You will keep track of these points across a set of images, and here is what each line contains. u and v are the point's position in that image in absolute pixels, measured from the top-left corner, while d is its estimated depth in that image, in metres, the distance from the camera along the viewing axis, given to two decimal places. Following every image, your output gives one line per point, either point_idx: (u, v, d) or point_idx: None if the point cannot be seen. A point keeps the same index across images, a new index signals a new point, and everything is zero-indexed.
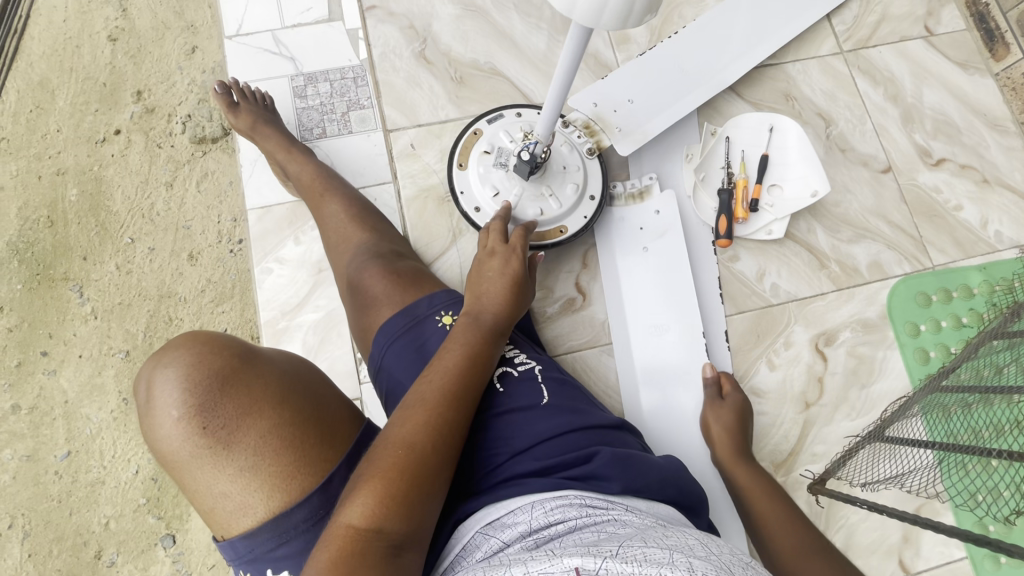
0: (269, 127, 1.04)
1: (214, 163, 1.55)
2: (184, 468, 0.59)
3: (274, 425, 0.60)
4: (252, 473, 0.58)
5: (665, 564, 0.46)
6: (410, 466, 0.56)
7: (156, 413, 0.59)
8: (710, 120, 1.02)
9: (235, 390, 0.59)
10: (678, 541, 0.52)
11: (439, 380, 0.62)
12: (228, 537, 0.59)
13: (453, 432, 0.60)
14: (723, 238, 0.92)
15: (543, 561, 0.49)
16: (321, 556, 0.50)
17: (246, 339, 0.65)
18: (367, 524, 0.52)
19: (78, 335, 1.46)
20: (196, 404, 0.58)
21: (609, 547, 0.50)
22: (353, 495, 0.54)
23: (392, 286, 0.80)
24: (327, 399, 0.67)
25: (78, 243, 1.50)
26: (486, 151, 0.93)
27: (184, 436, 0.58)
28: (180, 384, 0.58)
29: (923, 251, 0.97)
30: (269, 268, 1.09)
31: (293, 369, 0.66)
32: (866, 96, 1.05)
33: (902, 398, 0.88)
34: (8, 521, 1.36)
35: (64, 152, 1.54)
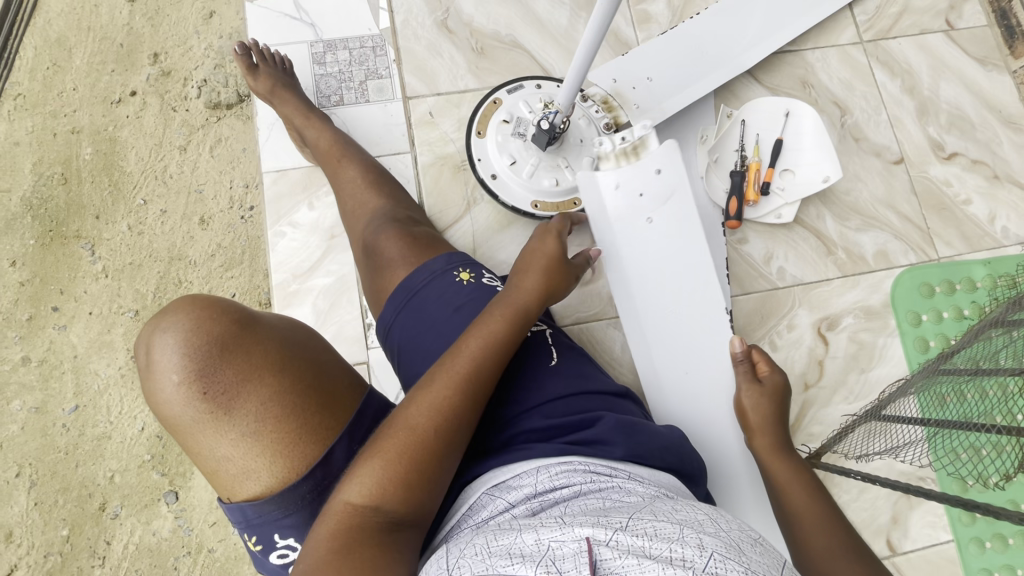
0: (288, 91, 1.05)
1: (228, 129, 1.56)
2: (185, 434, 0.57)
3: (276, 394, 0.58)
4: (254, 440, 0.57)
5: (676, 540, 0.49)
6: (411, 451, 0.59)
7: (154, 376, 0.56)
8: (727, 103, 1.03)
9: (235, 356, 0.57)
10: (687, 515, 0.55)
11: (455, 368, 0.64)
12: (233, 499, 0.59)
13: (460, 420, 0.62)
14: (732, 220, 0.94)
15: (554, 528, 0.51)
16: (322, 526, 0.56)
17: (244, 302, 0.62)
18: (366, 502, 0.57)
19: (88, 292, 1.48)
20: (196, 369, 0.56)
21: (618, 517, 0.52)
22: (357, 473, 0.58)
23: (407, 249, 0.81)
24: (330, 364, 0.64)
25: (92, 202, 1.52)
26: (505, 121, 0.97)
27: (184, 402, 0.56)
28: (180, 348, 0.56)
29: (929, 243, 0.98)
30: (283, 231, 1.10)
31: (294, 333, 0.63)
32: (883, 87, 1.05)
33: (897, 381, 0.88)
34: (15, 470, 1.39)
35: (80, 111, 1.55)
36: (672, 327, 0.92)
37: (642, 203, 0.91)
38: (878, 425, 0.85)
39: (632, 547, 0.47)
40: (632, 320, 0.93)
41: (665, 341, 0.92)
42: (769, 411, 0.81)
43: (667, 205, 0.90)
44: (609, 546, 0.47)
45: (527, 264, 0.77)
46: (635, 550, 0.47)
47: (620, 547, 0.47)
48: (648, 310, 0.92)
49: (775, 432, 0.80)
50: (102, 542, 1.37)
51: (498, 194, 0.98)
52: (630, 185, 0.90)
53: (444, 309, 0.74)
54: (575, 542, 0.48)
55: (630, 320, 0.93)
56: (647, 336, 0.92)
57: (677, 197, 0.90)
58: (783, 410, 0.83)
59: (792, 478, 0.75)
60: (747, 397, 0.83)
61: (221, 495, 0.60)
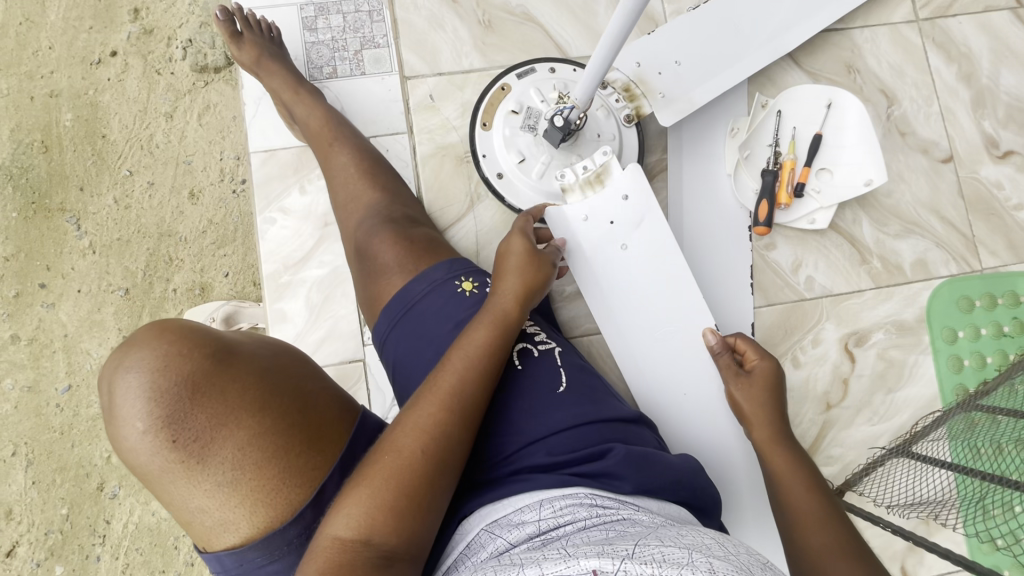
0: (276, 63, 0.95)
1: (217, 95, 1.46)
2: (154, 483, 0.53)
3: (255, 435, 0.55)
4: (230, 488, 0.53)
5: (685, 565, 0.42)
6: (403, 477, 0.55)
7: (117, 423, 0.52)
8: (761, 90, 0.95)
9: (209, 400, 0.53)
10: (694, 540, 0.48)
11: (442, 389, 0.60)
12: (210, 549, 0.55)
13: (454, 442, 0.58)
14: (761, 226, 0.85)
15: (557, 562, 0.45)
16: (309, 565, 0.51)
17: (218, 332, 0.58)
18: (356, 536, 0.52)
19: (76, 269, 1.42)
20: (164, 415, 0.52)
21: (624, 547, 0.46)
22: (345, 504, 0.53)
23: (404, 255, 0.74)
24: (316, 395, 0.62)
25: (75, 172, 1.43)
26: (513, 111, 0.89)
27: (151, 449, 0.52)
28: (144, 391, 0.52)
29: (973, 252, 0.93)
30: (273, 218, 1.03)
31: (272, 367, 0.60)
32: (937, 74, 0.96)
33: (936, 413, 0.87)
34: (11, 448, 1.38)
35: (57, 72, 1.44)
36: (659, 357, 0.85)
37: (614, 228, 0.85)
38: (910, 464, 0.82)
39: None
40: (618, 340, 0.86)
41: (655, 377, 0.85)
42: (767, 400, 0.75)
43: (641, 228, 0.85)
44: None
45: (501, 268, 0.71)
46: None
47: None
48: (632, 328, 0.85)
49: (774, 419, 0.74)
50: (101, 521, 1.37)
51: (505, 195, 0.91)
52: (600, 213, 0.85)
53: (442, 325, 0.68)
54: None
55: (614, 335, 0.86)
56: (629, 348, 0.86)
57: (650, 220, 0.85)
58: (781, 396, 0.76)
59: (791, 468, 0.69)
60: (736, 391, 0.78)
61: (198, 545, 0.56)
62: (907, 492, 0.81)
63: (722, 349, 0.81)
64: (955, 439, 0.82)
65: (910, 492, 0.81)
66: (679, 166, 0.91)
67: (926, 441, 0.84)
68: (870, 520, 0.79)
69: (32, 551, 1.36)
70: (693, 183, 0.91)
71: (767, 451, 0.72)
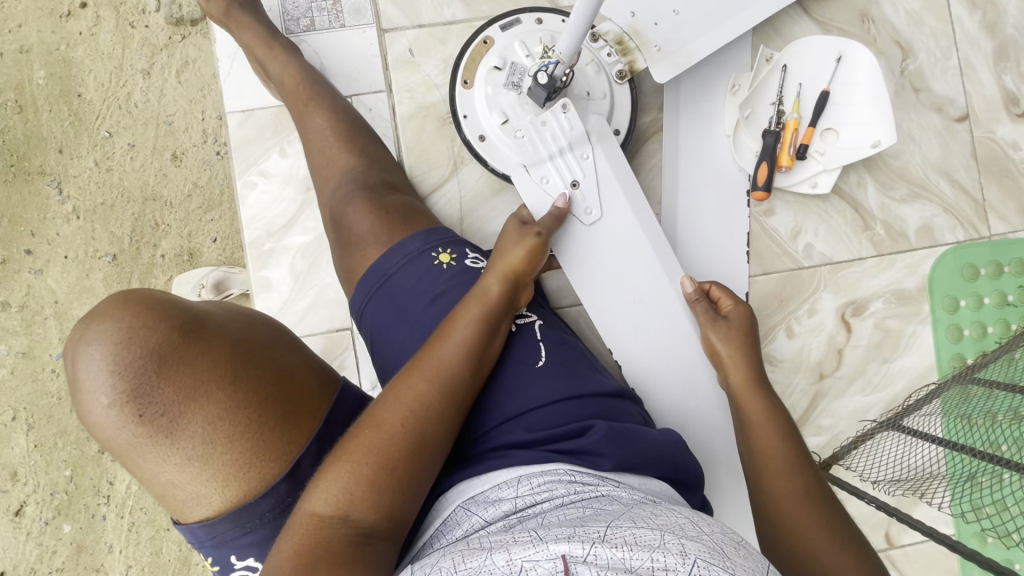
0: (246, 15, 0.88)
1: (196, 50, 1.39)
2: (124, 457, 0.52)
3: (226, 410, 0.53)
4: (201, 463, 0.52)
5: (657, 548, 0.42)
6: (384, 448, 0.54)
7: (81, 396, 0.50)
8: (766, 42, 0.88)
9: (177, 372, 0.51)
10: (668, 521, 0.47)
11: (429, 361, 0.58)
12: (184, 522, 0.55)
13: (436, 413, 0.57)
14: (760, 190, 0.82)
15: (526, 546, 0.44)
16: (285, 543, 0.49)
17: (185, 303, 0.56)
18: (336, 509, 0.51)
19: (62, 234, 1.39)
20: (128, 389, 0.50)
21: (596, 528, 0.45)
22: (322, 478, 0.52)
23: (380, 224, 0.71)
24: (293, 367, 0.61)
25: (52, 133, 1.38)
26: (497, 67, 0.84)
27: (117, 423, 0.50)
28: (108, 364, 0.50)
29: (982, 218, 0.89)
30: (253, 182, 0.99)
31: (246, 339, 0.57)
32: (958, 24, 0.89)
33: (931, 386, 0.85)
34: (11, 413, 1.39)
35: (26, 26, 1.36)
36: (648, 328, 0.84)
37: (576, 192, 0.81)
38: (901, 440, 0.82)
39: (611, 562, 0.40)
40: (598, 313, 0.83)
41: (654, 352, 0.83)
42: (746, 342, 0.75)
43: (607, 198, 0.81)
44: (586, 564, 0.40)
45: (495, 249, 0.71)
46: (614, 565, 0.40)
47: (599, 563, 0.40)
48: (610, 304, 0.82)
49: (750, 364, 0.73)
50: (105, 482, 1.40)
51: (487, 158, 0.86)
52: (559, 176, 0.80)
53: (420, 298, 0.66)
54: (550, 561, 0.41)
55: (593, 309, 0.83)
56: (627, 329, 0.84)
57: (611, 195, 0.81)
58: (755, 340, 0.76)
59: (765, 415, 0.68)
60: (714, 334, 0.76)
61: (173, 518, 0.55)
62: (893, 467, 0.83)
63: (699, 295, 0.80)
64: (948, 414, 0.82)
65: (897, 469, 0.83)
66: (675, 126, 0.86)
67: (917, 415, 0.84)
68: (855, 494, 0.78)
69: (39, 510, 1.39)
70: (689, 143, 0.86)
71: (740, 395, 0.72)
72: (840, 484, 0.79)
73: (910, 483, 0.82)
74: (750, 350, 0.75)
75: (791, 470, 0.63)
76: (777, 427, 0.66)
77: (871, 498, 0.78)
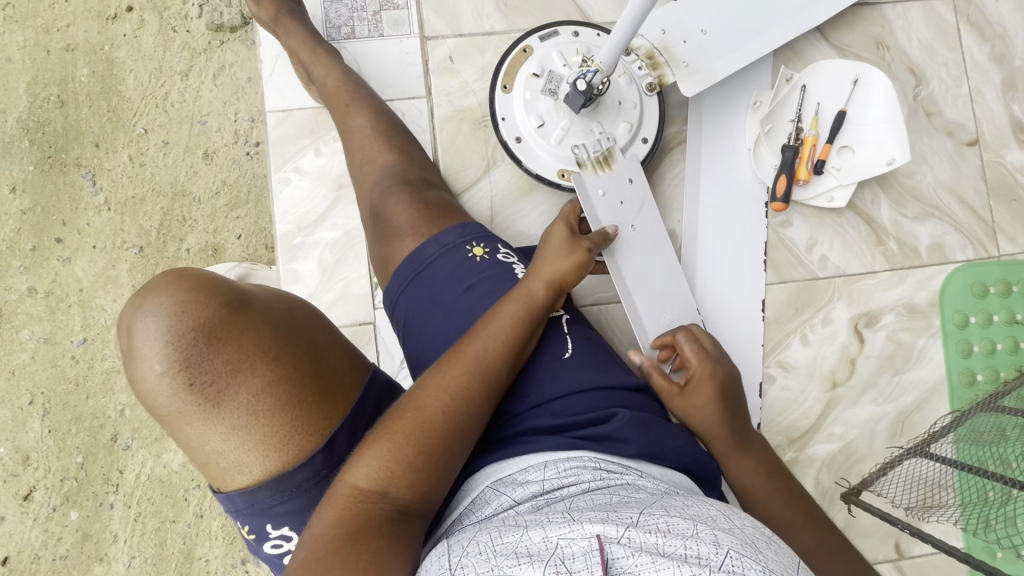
0: (294, 21, 0.94)
1: (233, 55, 1.45)
2: (172, 424, 0.55)
3: (269, 383, 0.56)
4: (244, 432, 0.55)
5: (689, 537, 0.44)
6: (421, 431, 0.56)
7: (136, 364, 0.54)
8: (787, 64, 0.93)
9: (225, 345, 0.55)
10: (700, 512, 0.49)
11: (467, 353, 0.61)
12: (223, 489, 0.58)
13: (472, 402, 0.59)
14: (779, 202, 0.85)
15: (561, 525, 0.46)
16: (327, 511, 0.51)
17: (232, 282, 0.59)
18: (374, 487, 0.53)
19: (91, 225, 1.43)
20: (181, 358, 0.53)
21: (629, 514, 0.48)
22: (363, 455, 0.54)
23: (419, 216, 0.75)
24: (329, 349, 0.64)
25: (90, 127, 1.43)
26: (535, 74, 0.88)
27: (169, 391, 0.54)
28: (163, 334, 0.53)
29: (991, 238, 0.92)
30: (287, 178, 1.03)
31: (288, 319, 0.61)
32: (968, 54, 0.94)
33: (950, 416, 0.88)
34: (28, 398, 1.41)
35: (73, 26, 1.43)
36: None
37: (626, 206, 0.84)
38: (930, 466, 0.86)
39: (645, 545, 0.42)
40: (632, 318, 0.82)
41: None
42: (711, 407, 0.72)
43: (643, 213, 0.85)
44: (620, 545, 0.43)
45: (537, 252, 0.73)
46: (648, 548, 0.42)
47: (633, 545, 0.42)
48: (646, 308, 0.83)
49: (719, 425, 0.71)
50: (115, 471, 1.40)
51: (522, 159, 0.89)
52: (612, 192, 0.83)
53: (453, 289, 0.69)
54: (585, 540, 0.43)
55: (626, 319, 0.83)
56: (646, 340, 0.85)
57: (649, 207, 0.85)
58: (722, 391, 0.74)
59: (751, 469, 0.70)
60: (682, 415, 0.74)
61: (213, 486, 0.58)
62: (915, 490, 0.86)
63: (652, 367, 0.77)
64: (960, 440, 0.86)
65: (922, 491, 0.86)
66: (698, 138, 0.91)
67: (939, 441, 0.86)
68: (887, 520, 0.78)
69: (48, 496, 1.40)
70: (711, 155, 0.90)
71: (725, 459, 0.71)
72: (873, 512, 0.78)
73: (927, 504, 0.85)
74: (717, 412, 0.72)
75: (794, 522, 0.66)
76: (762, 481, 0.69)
77: (903, 525, 0.77)
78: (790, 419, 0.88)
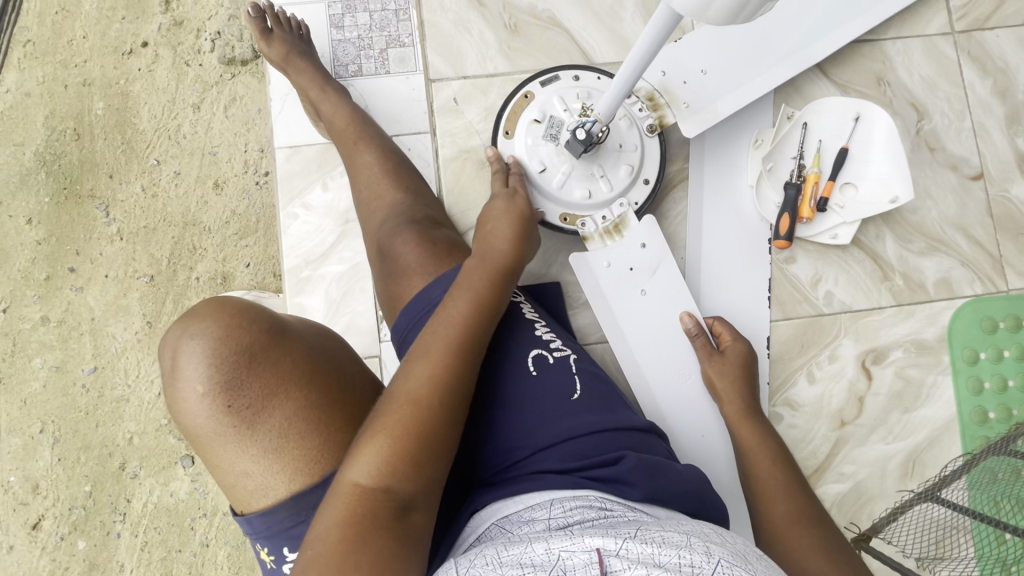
0: (304, 61, 0.96)
1: (244, 87, 1.48)
2: (206, 445, 0.56)
3: (302, 409, 0.57)
4: (275, 455, 0.56)
5: (683, 547, 0.46)
6: (413, 417, 0.55)
7: (178, 386, 0.55)
8: (788, 102, 0.94)
9: (263, 369, 0.56)
10: (693, 528, 0.52)
11: (443, 329, 0.62)
12: (246, 512, 0.58)
13: (459, 384, 0.59)
14: (781, 239, 0.86)
15: (563, 538, 0.48)
16: (330, 513, 0.51)
17: (271, 310, 0.60)
18: (374, 484, 0.52)
19: (104, 254, 1.46)
20: (222, 380, 0.54)
21: (626, 530, 0.50)
22: (359, 450, 0.54)
23: (426, 255, 0.76)
24: (355, 379, 0.63)
25: (105, 159, 1.47)
26: (536, 120, 0.89)
27: (207, 412, 0.55)
28: (206, 357, 0.55)
29: (1000, 273, 0.91)
30: (295, 213, 1.05)
31: (321, 347, 0.61)
32: (970, 88, 0.95)
33: (964, 458, 0.86)
34: (39, 426, 1.43)
35: (90, 61, 1.47)
36: (669, 366, 0.88)
37: (635, 271, 0.89)
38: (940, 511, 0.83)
39: (642, 556, 0.44)
40: (630, 361, 0.88)
41: (679, 396, 0.87)
42: (738, 377, 0.82)
43: (656, 275, 0.89)
44: (619, 557, 0.44)
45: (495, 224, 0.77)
46: (645, 559, 0.44)
47: (630, 557, 0.44)
48: (646, 348, 0.88)
49: (742, 398, 0.81)
50: (122, 500, 1.41)
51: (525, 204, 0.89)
52: (619, 261, 0.89)
53: None
54: (585, 553, 0.45)
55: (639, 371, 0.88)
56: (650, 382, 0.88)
57: (665, 268, 0.88)
58: (751, 377, 0.84)
59: (759, 442, 0.76)
60: (711, 367, 0.84)
61: (234, 509, 0.59)
62: (926, 539, 0.84)
63: (699, 331, 0.86)
64: (976, 489, 0.83)
65: (932, 536, 0.84)
66: (701, 175, 0.92)
67: (952, 487, 0.84)
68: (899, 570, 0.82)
69: (56, 524, 1.41)
70: (712, 194, 0.91)
71: (737, 426, 0.79)
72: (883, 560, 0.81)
73: (939, 549, 0.84)
74: (742, 387, 0.82)
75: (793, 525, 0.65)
76: (768, 453, 0.74)
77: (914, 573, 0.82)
78: (799, 457, 0.87)
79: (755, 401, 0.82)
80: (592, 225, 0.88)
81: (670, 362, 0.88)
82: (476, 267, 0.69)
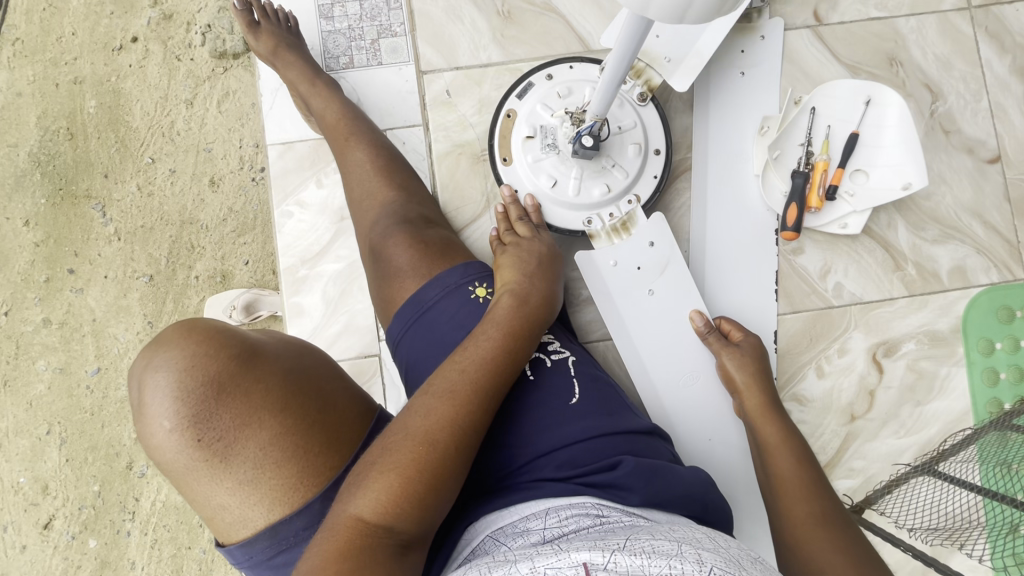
0: (292, 54, 0.93)
1: (237, 81, 1.46)
2: (180, 478, 0.55)
3: (277, 436, 0.55)
4: (251, 486, 0.54)
5: (675, 556, 0.44)
6: (428, 460, 0.53)
7: (145, 421, 0.54)
8: (794, 85, 0.91)
9: (233, 398, 0.54)
10: (686, 534, 0.50)
11: (467, 368, 0.59)
12: (226, 543, 0.57)
13: (477, 427, 0.57)
14: (789, 230, 0.83)
15: (550, 556, 0.46)
16: (326, 543, 0.49)
17: (241, 332, 0.59)
18: (379, 522, 0.50)
19: (103, 255, 1.45)
20: (190, 413, 0.53)
21: (616, 541, 0.48)
22: (366, 484, 0.52)
23: (418, 257, 0.74)
24: (337, 397, 0.61)
25: (99, 158, 1.45)
26: (529, 136, 0.87)
27: (178, 447, 0.53)
28: (172, 391, 0.53)
29: (1017, 260, 0.88)
30: (290, 211, 1.02)
31: (295, 367, 0.59)
32: (987, 67, 0.90)
33: (967, 431, 0.85)
34: (46, 427, 1.43)
35: (80, 59, 1.45)
36: (674, 363, 0.86)
37: (641, 270, 0.87)
38: (935, 484, 0.82)
39: (631, 568, 0.42)
40: (636, 363, 0.86)
41: (679, 397, 0.85)
42: (755, 371, 0.80)
43: (665, 275, 0.86)
44: (606, 571, 0.42)
45: (529, 266, 0.74)
46: (634, 571, 0.42)
47: (619, 570, 0.42)
48: (649, 349, 0.86)
49: (764, 393, 0.78)
50: (131, 499, 1.42)
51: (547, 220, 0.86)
52: (626, 259, 0.87)
53: (455, 332, 0.68)
54: (572, 569, 0.43)
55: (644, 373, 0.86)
56: (652, 384, 0.86)
57: (674, 266, 0.86)
58: (767, 372, 0.81)
59: (782, 440, 0.73)
60: (728, 360, 0.81)
61: (216, 539, 0.58)
62: (929, 515, 0.81)
63: (710, 328, 0.84)
64: (985, 461, 0.82)
65: (933, 514, 0.81)
66: (705, 165, 0.89)
67: (953, 460, 0.83)
68: (891, 542, 0.79)
69: (67, 524, 1.42)
70: (718, 185, 0.88)
71: (757, 421, 0.77)
72: (877, 532, 0.79)
73: (941, 526, 0.81)
74: (762, 384, 0.79)
75: (812, 533, 0.63)
76: (791, 452, 0.71)
77: (907, 546, 0.78)
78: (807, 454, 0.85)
79: (773, 397, 0.79)
80: (599, 224, 0.87)
81: (674, 361, 0.86)
82: (508, 305, 0.67)
